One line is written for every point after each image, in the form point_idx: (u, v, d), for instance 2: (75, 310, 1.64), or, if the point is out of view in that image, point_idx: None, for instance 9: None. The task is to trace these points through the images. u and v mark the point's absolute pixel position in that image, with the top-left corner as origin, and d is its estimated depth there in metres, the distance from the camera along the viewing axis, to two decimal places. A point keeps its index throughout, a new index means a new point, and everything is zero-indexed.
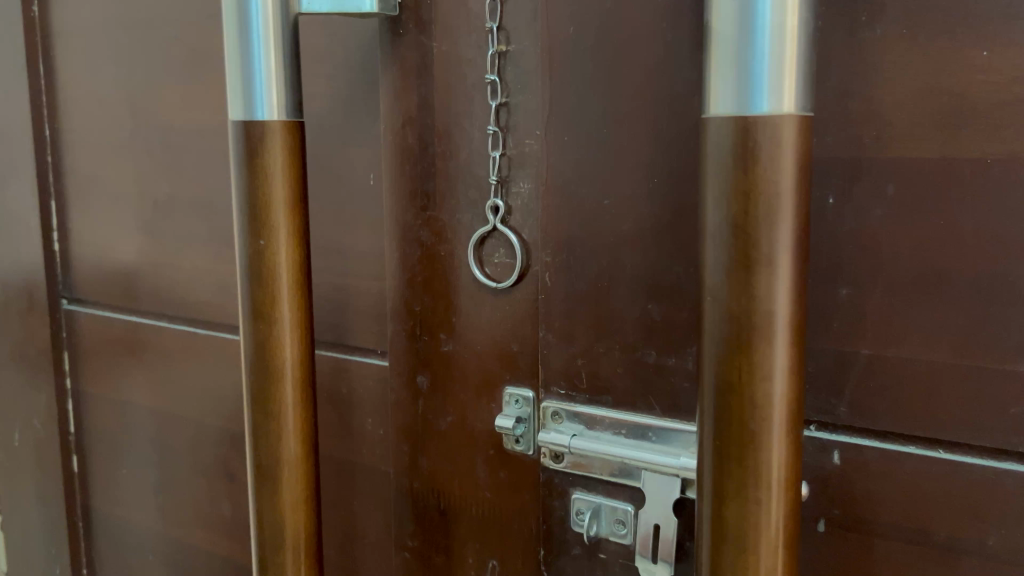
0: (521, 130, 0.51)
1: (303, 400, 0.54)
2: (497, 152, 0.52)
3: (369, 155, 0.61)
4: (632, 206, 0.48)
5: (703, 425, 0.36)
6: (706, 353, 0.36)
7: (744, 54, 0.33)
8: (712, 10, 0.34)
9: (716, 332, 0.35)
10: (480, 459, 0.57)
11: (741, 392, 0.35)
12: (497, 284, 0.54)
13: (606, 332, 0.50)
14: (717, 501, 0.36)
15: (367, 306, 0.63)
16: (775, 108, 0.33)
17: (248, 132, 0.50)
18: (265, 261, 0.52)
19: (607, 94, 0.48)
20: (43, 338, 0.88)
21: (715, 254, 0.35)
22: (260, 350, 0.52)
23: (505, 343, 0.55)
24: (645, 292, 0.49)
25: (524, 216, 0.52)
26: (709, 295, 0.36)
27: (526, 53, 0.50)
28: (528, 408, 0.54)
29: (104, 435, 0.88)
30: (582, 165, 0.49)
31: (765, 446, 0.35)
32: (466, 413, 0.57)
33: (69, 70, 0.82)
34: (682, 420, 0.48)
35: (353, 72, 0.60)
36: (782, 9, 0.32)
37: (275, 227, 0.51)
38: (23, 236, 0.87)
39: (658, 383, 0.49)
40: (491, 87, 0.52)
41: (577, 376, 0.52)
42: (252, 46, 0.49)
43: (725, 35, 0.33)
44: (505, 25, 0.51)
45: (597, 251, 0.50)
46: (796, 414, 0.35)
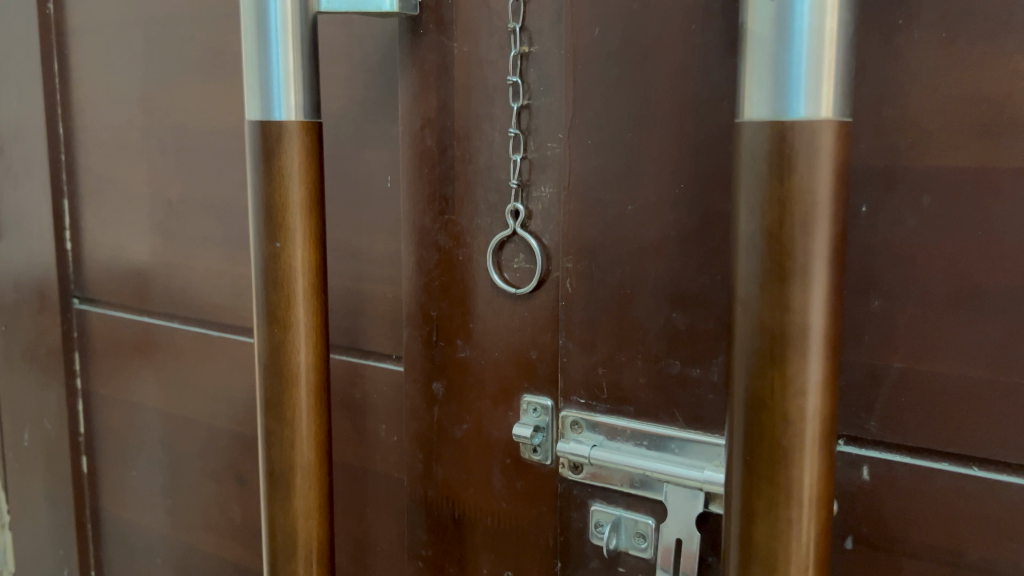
0: (544, 132, 0.50)
1: (318, 406, 0.53)
2: (518, 156, 0.51)
3: (386, 157, 0.60)
4: (657, 212, 0.47)
5: (732, 440, 0.35)
6: (737, 366, 0.35)
7: (781, 57, 0.32)
8: (747, 12, 0.33)
9: (748, 344, 0.34)
10: (497, 468, 0.56)
11: (774, 406, 0.33)
12: (516, 290, 0.53)
13: (628, 341, 0.49)
14: (746, 518, 0.35)
15: (382, 310, 0.62)
16: (812, 113, 0.32)
17: (265, 132, 0.50)
18: (281, 264, 0.51)
19: (632, 97, 0.47)
20: (54, 338, 0.88)
21: (748, 263, 0.34)
22: (275, 354, 0.52)
23: (524, 350, 0.54)
24: (670, 300, 0.47)
25: (545, 221, 0.51)
26: (742, 305, 0.34)
27: (550, 55, 0.49)
28: (546, 417, 0.53)
29: (114, 436, 0.88)
30: (606, 170, 0.48)
31: (798, 463, 0.33)
32: (483, 422, 0.56)
33: (85, 68, 0.81)
34: (705, 432, 0.47)
35: (371, 73, 0.60)
36: (822, 11, 0.31)
37: (292, 230, 0.50)
38: (36, 235, 0.87)
39: (681, 394, 0.48)
40: (513, 89, 0.51)
41: (598, 385, 0.51)
42: (270, 45, 0.49)
43: (761, 37, 0.32)
44: (527, 26, 0.50)
45: (620, 258, 0.49)
46: (829, 431, 0.34)
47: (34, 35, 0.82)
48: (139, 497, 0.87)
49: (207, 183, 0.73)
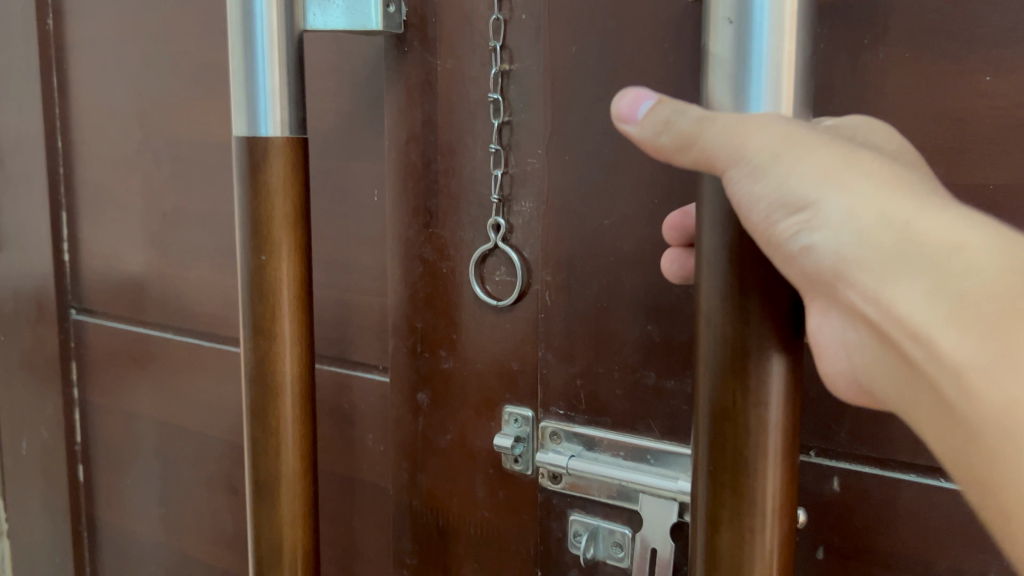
0: (524, 148, 0.51)
1: (303, 417, 0.54)
2: (499, 171, 0.52)
3: (373, 171, 0.61)
4: (633, 225, 0.48)
5: (697, 451, 0.35)
6: (701, 379, 0.35)
7: (742, 79, 0.33)
8: (709, 35, 0.34)
9: (710, 356, 0.34)
10: (480, 478, 0.57)
11: (735, 417, 0.34)
12: (497, 302, 0.54)
13: (606, 353, 0.50)
14: (711, 527, 0.35)
15: (370, 321, 0.63)
16: None
17: (252, 148, 0.51)
18: (267, 277, 0.51)
19: (609, 115, 0.48)
20: (52, 348, 0.88)
21: (710, 279, 0.34)
22: (260, 365, 0.52)
23: (506, 362, 0.55)
24: (646, 313, 0.48)
25: (525, 234, 0.52)
26: (705, 317, 0.35)
27: (529, 72, 0.51)
28: (526, 427, 0.54)
29: (110, 447, 0.88)
30: (584, 184, 0.49)
31: (761, 474, 0.33)
32: (466, 432, 0.57)
33: (82, 82, 0.82)
34: (681, 443, 0.48)
35: (359, 89, 0.60)
36: (780, 34, 0.32)
37: (277, 243, 0.51)
38: (33, 245, 0.87)
39: (658, 406, 0.49)
40: (494, 106, 0.52)
41: (577, 398, 0.52)
42: (257, 62, 0.50)
43: (722, 59, 0.33)
44: (508, 44, 0.51)
45: (599, 271, 0.50)
46: (791, 441, 0.34)
47: (34, 51, 0.83)
48: (134, 505, 0.87)
49: (201, 194, 0.74)
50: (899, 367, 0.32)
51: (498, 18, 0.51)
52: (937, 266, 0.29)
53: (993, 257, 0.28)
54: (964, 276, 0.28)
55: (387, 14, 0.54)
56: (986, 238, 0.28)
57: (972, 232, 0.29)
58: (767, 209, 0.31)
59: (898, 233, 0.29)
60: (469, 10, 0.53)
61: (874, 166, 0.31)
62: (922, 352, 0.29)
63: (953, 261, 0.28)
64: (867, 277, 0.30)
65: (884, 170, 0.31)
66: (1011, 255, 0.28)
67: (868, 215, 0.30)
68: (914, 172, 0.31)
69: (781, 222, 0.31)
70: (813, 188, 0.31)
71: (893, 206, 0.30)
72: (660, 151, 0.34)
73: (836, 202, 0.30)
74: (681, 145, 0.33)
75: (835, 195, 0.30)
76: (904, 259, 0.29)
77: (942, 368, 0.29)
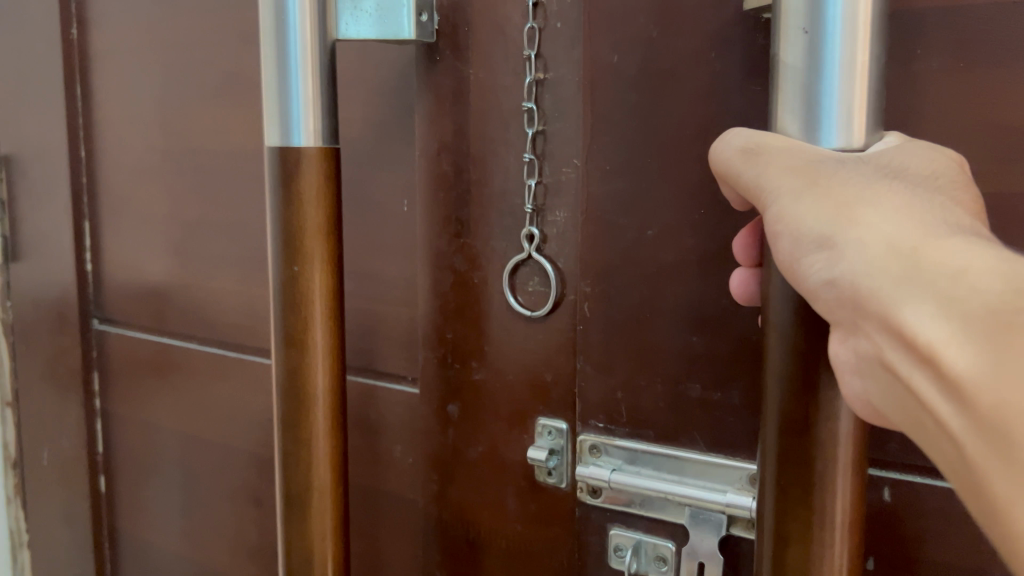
0: (558, 157, 0.51)
1: (336, 428, 0.53)
2: (533, 181, 0.52)
3: (402, 181, 0.60)
4: (676, 235, 0.47)
5: (764, 463, 0.34)
6: (768, 390, 0.33)
7: (813, 88, 0.32)
8: (779, 44, 0.33)
9: (778, 367, 0.33)
10: (511, 491, 0.56)
11: (806, 430, 0.32)
12: (531, 313, 0.53)
13: (646, 365, 0.49)
14: (778, 540, 0.33)
15: (396, 332, 0.63)
16: (844, 142, 0.32)
17: (285, 158, 0.50)
18: (301, 288, 0.51)
19: (651, 124, 0.47)
20: (74, 357, 0.88)
21: (781, 289, 0.33)
22: (292, 376, 0.52)
23: (539, 374, 0.54)
24: (689, 324, 0.48)
25: (559, 244, 0.52)
26: (773, 326, 0.33)
27: (565, 80, 0.50)
28: (561, 440, 0.53)
29: (130, 456, 0.88)
30: (623, 195, 0.49)
31: (831, 487, 0.32)
32: (497, 444, 0.56)
33: (105, 92, 0.82)
34: (726, 455, 0.47)
35: (388, 97, 0.60)
36: (854, 43, 0.31)
37: (311, 254, 0.51)
38: (55, 255, 0.87)
39: (701, 417, 0.48)
40: (528, 115, 0.51)
41: (617, 411, 0.51)
42: (289, 72, 0.50)
43: (794, 67, 0.32)
44: (542, 52, 0.50)
45: (639, 282, 0.49)
46: (861, 452, 0.33)
47: (57, 60, 0.83)
48: (155, 516, 0.87)
49: (225, 205, 0.74)
50: (915, 403, 0.29)
51: (532, 27, 0.50)
52: (941, 289, 0.27)
53: (996, 278, 0.27)
54: (967, 299, 0.27)
55: (419, 24, 0.54)
56: (992, 261, 0.27)
57: (980, 257, 0.27)
58: (789, 245, 0.31)
59: (907, 261, 0.28)
60: (503, 19, 0.52)
61: (892, 200, 0.30)
62: (931, 378, 0.28)
63: (956, 284, 0.27)
64: (879, 305, 0.29)
65: (901, 199, 0.30)
66: (1016, 279, 0.27)
67: (878, 246, 0.29)
68: (938, 209, 0.30)
69: (803, 258, 0.31)
70: (829, 221, 0.31)
71: (901, 235, 0.29)
72: (721, 177, 0.37)
73: (852, 234, 0.30)
74: (727, 175, 0.35)
75: (851, 229, 0.30)
76: (911, 285, 0.28)
77: (946, 390, 0.27)
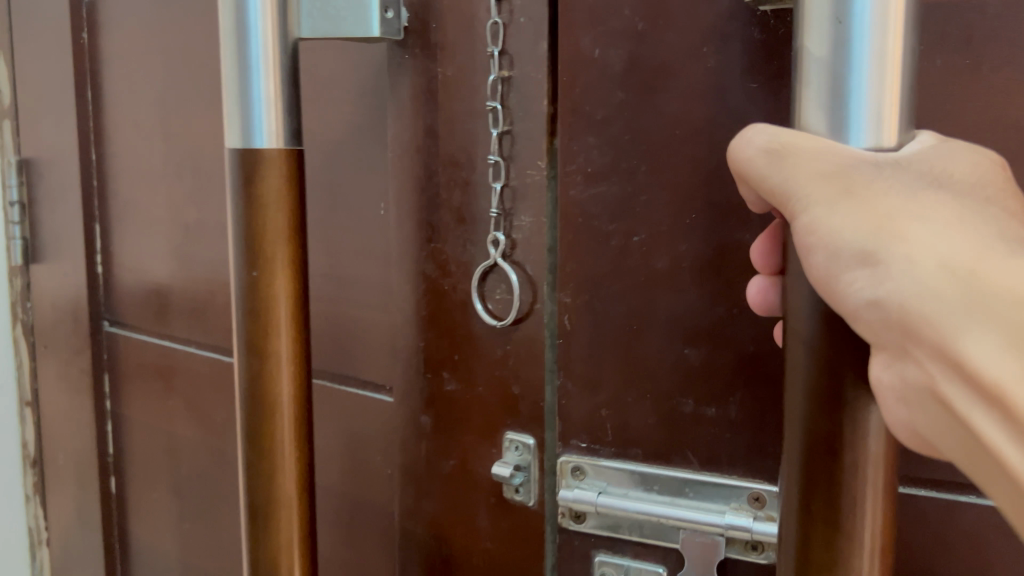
0: (524, 159, 0.48)
1: (302, 450, 0.50)
2: (499, 183, 0.49)
3: (374, 184, 0.57)
4: (667, 242, 0.45)
5: (786, 484, 0.32)
6: (790, 402, 0.31)
7: (841, 83, 0.29)
8: (801, 33, 0.30)
9: (800, 382, 0.30)
10: (483, 507, 0.54)
11: (831, 448, 0.30)
12: (498, 322, 0.51)
13: (635, 379, 0.47)
14: (804, 567, 0.31)
15: (373, 339, 0.59)
16: (875, 142, 0.29)
17: (245, 161, 0.47)
18: (261, 294, 0.48)
19: (639, 123, 0.45)
20: (85, 360, 0.84)
21: (805, 295, 0.30)
22: (253, 384, 0.49)
23: (506, 384, 0.51)
24: (682, 335, 0.45)
25: (527, 250, 0.49)
26: (794, 338, 0.31)
27: (530, 79, 0.48)
28: (528, 456, 0.51)
29: (141, 468, 0.83)
30: (609, 198, 0.46)
31: (860, 510, 0.29)
32: (469, 458, 0.54)
33: (114, 89, 0.76)
34: (721, 474, 0.45)
35: (361, 94, 0.57)
36: (885, 34, 0.28)
37: (272, 257, 0.48)
38: (66, 260, 0.83)
39: (694, 434, 0.46)
40: (492, 115, 0.49)
41: (602, 429, 0.48)
42: (251, 71, 0.47)
43: (818, 59, 0.29)
44: (507, 49, 0.48)
45: (627, 292, 0.46)
46: (892, 470, 0.30)
47: (68, 65, 0.78)
48: (158, 521, 0.82)
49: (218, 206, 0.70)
50: (969, 435, 0.28)
51: (496, 22, 0.48)
52: (1004, 317, 0.26)
53: None
54: None
55: (385, 21, 0.51)
56: None
57: None
58: (825, 260, 0.29)
59: (962, 283, 0.27)
60: (473, 16, 0.49)
61: (938, 212, 0.29)
62: (996, 418, 0.26)
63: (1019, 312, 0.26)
64: (932, 331, 0.27)
65: (946, 211, 0.29)
66: None
67: (928, 264, 0.28)
68: (986, 222, 0.29)
69: (842, 274, 0.29)
70: (872, 236, 0.29)
71: (954, 254, 0.28)
72: (737, 176, 0.34)
73: (898, 251, 0.28)
74: (747, 174, 0.32)
75: (896, 245, 0.28)
76: (969, 311, 0.27)
77: (1012, 431, 0.26)
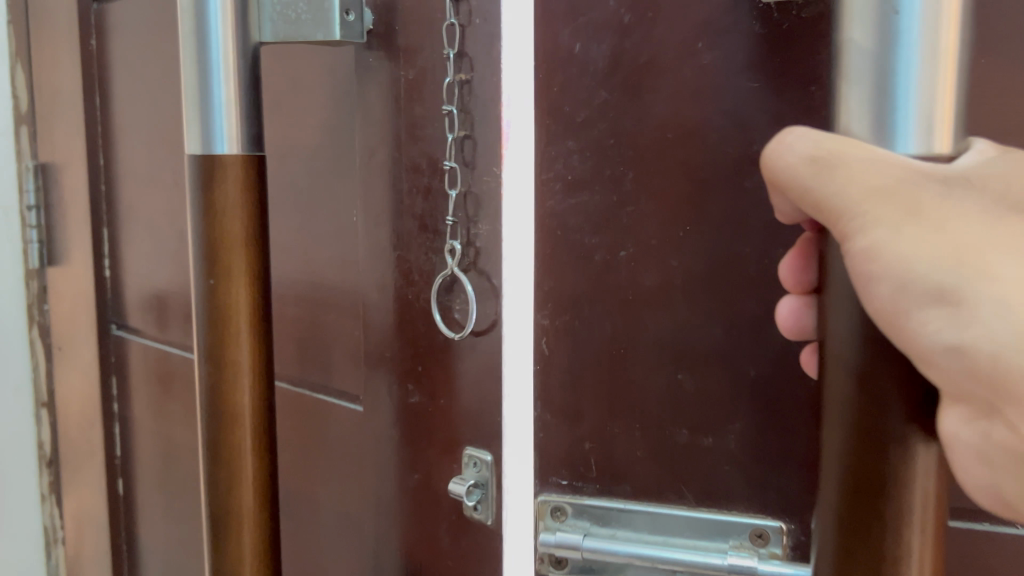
0: (481, 165, 0.45)
1: (265, 480, 0.46)
2: (455, 191, 0.46)
3: (338, 189, 0.52)
4: (656, 255, 0.41)
5: (819, 527, 0.27)
6: (826, 449, 0.27)
7: (887, 77, 0.25)
8: (841, 17, 0.26)
9: (840, 408, 0.26)
10: (444, 526, 0.50)
11: (874, 487, 0.25)
12: (455, 333, 0.47)
13: (621, 408, 0.43)
14: None
15: (343, 349, 0.54)
16: (925, 148, 0.25)
17: (202, 166, 0.44)
18: (219, 304, 0.44)
19: (624, 124, 0.41)
20: (91, 362, 0.79)
21: (847, 323, 0.27)
22: (212, 399, 0.45)
23: (464, 400, 0.48)
24: (673, 358, 0.41)
25: (486, 259, 0.46)
26: (834, 359, 0.27)
27: (486, 82, 0.44)
28: (486, 472, 0.47)
29: (150, 484, 0.77)
30: (588, 207, 0.42)
31: (906, 561, 0.25)
32: (432, 473, 0.50)
33: (125, 80, 0.71)
34: (718, 511, 0.41)
35: (327, 91, 0.52)
36: (937, 21, 0.24)
37: (228, 265, 0.44)
38: (76, 265, 0.78)
39: (689, 466, 0.42)
40: (449, 119, 0.46)
41: (585, 465, 0.44)
42: (212, 72, 0.44)
43: (861, 48, 0.25)
44: (465, 50, 0.45)
45: (611, 312, 0.42)
46: (945, 518, 0.26)
47: (77, 72, 0.74)
48: (159, 530, 0.77)
49: None
50: None
51: (453, 23, 0.45)
52: None
53: None
54: None
55: (345, 24, 0.47)
56: None
57: None
58: (893, 294, 0.25)
59: None
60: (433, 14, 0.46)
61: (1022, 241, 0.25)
62: None
63: None
64: None
65: None
66: None
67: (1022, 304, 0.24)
68: None
69: (915, 313, 0.25)
70: (953, 270, 0.25)
71: None
72: (772, 184, 0.30)
73: (984, 288, 0.25)
74: (787, 185, 0.28)
75: (981, 281, 0.25)
76: None
77: None
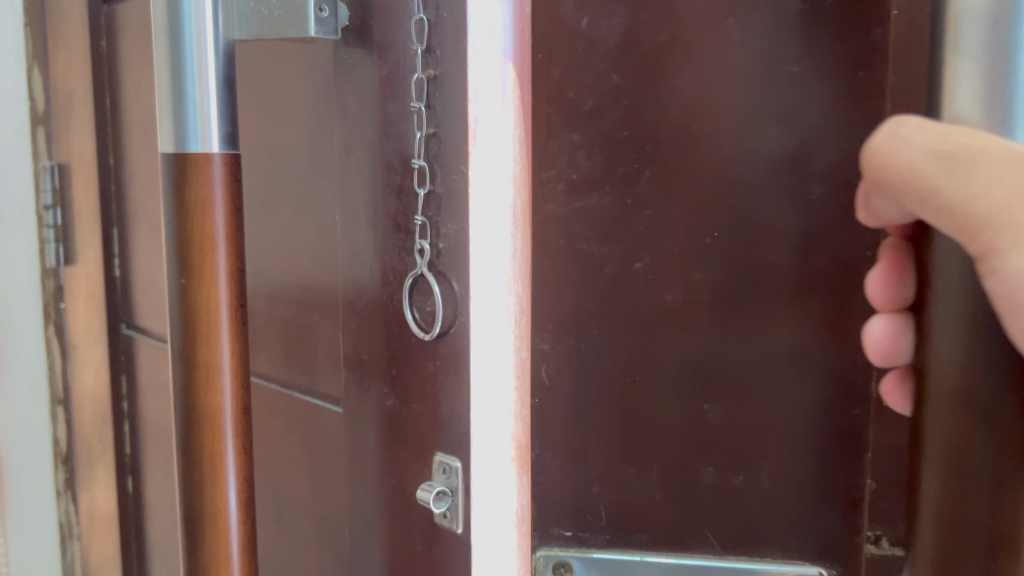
0: (449, 163, 0.39)
1: (248, 504, 0.41)
2: (423, 190, 0.40)
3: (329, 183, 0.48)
4: (678, 269, 0.36)
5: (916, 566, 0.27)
6: (926, 481, 0.26)
7: (1004, 49, 0.23)
8: None
9: (941, 449, 0.26)
10: (417, 534, 0.43)
11: (980, 533, 0.25)
12: (424, 335, 0.41)
13: (638, 444, 0.37)
14: None
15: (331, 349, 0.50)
16: None
17: (175, 168, 0.39)
18: (192, 305, 0.39)
19: (640, 110, 0.36)
20: (98, 364, 0.75)
21: (951, 351, 0.25)
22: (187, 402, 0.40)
23: (438, 410, 0.41)
24: (697, 388, 0.36)
25: (455, 262, 0.39)
26: (935, 396, 0.26)
27: (453, 72, 0.38)
28: (455, 480, 0.40)
29: (160, 489, 0.73)
30: (598, 213, 0.37)
31: None
32: (407, 479, 0.43)
33: (133, 71, 0.67)
34: (750, 558, 0.37)
35: (313, 78, 0.48)
36: None
37: (206, 267, 0.39)
38: (86, 267, 0.74)
39: (716, 508, 0.37)
40: (417, 116, 0.40)
41: (595, 509, 0.38)
42: (182, 67, 0.39)
43: (977, 18, 0.24)
44: (433, 45, 0.39)
45: (625, 332, 0.37)
46: None
47: (84, 62, 0.69)
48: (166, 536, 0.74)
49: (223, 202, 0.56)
50: None
51: (421, 18, 0.39)
52: None
53: None
54: None
55: (318, 20, 0.42)
56: None
57: None
58: None
59: None
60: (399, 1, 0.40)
61: None
62: None
63: None
64: None
65: None
66: None
67: None
68: None
69: None
70: None
71: None
72: (874, 182, 0.27)
73: None
74: (897, 178, 0.26)
75: None
76: None
77: None
